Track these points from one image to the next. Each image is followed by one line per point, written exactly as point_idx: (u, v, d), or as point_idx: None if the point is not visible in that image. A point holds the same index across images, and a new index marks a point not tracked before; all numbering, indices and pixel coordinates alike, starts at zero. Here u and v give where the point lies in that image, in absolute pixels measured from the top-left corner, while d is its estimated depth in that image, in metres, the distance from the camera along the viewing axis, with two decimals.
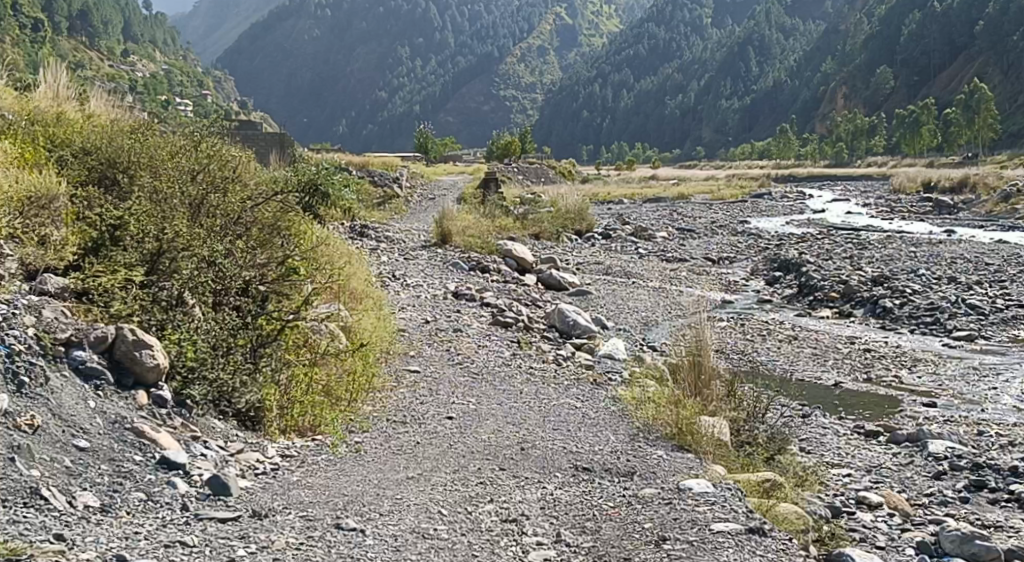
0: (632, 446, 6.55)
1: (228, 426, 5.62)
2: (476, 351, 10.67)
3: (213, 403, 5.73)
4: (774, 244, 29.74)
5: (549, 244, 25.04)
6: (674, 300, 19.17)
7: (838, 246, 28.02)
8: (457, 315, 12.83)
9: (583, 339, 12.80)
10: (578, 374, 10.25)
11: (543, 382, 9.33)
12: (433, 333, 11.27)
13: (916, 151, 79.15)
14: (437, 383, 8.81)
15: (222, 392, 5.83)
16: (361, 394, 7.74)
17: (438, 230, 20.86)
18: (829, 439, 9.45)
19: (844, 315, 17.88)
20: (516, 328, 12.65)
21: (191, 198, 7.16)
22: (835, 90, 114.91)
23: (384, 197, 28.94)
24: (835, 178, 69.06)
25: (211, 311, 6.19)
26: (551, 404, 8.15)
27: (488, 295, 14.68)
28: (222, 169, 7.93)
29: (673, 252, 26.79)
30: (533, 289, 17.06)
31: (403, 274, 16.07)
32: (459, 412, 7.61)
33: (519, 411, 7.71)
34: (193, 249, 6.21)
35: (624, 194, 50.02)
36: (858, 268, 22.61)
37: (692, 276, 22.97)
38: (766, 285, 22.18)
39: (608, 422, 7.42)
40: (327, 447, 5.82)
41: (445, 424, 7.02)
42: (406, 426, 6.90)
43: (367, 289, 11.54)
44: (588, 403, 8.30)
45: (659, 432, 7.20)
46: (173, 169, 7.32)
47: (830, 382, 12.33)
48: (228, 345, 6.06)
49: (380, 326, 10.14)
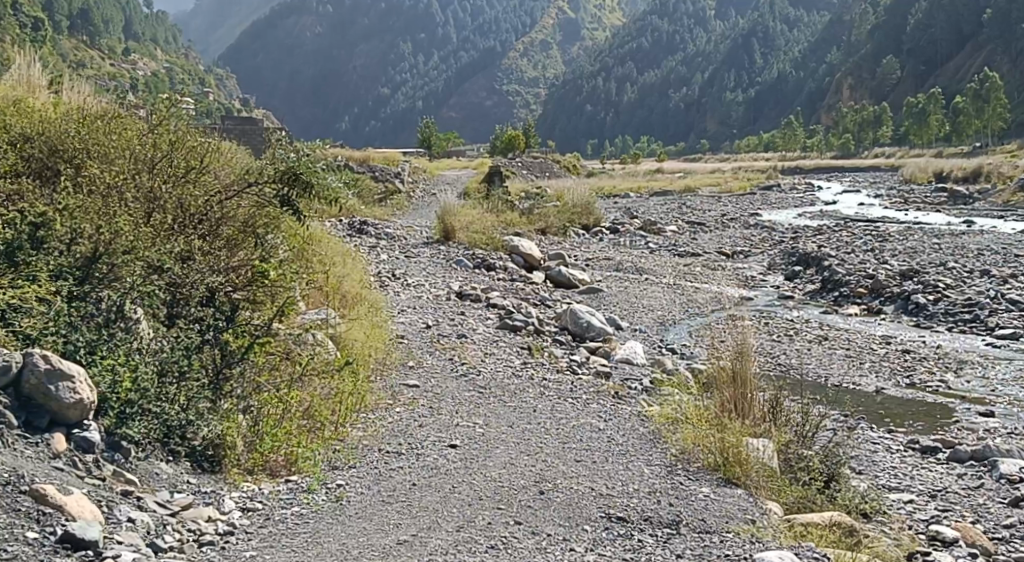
0: (673, 483, 5.46)
1: (176, 470, 4.62)
2: (483, 360, 9.57)
3: (160, 442, 4.74)
4: (788, 237, 28.55)
5: (556, 239, 23.95)
6: (691, 297, 18.11)
7: (858, 239, 26.93)
8: (461, 318, 11.76)
9: (598, 342, 11.73)
10: (598, 384, 9.17)
11: (559, 398, 8.23)
12: (434, 339, 10.20)
13: (925, 141, 77.80)
14: (438, 401, 7.74)
15: (169, 426, 4.84)
16: (349, 415, 6.73)
17: (441, 226, 19.82)
18: (881, 457, 8.34)
19: (873, 311, 16.80)
20: (525, 331, 11.57)
21: (143, 189, 6.13)
22: (841, 82, 113.55)
23: (386, 193, 27.88)
24: (842, 169, 67.87)
25: (161, 330, 5.13)
26: (569, 426, 7.05)
27: (494, 294, 13.60)
28: (188, 156, 6.82)
29: (685, 247, 25.72)
30: (542, 288, 16.00)
31: (404, 272, 15.02)
32: (464, 438, 6.52)
33: (531, 436, 6.62)
34: (138, 251, 5.13)
35: (630, 187, 48.91)
36: (883, 261, 21.49)
37: (707, 272, 21.86)
38: (785, 281, 21.07)
39: (638, 449, 6.32)
40: (301, 495, 4.76)
41: (447, 456, 5.95)
42: (403, 459, 5.82)
43: (362, 292, 10.47)
44: (612, 424, 7.18)
45: (701, 462, 6.09)
46: (125, 161, 6.29)
47: (871, 387, 11.21)
48: (181, 370, 5.05)
49: (374, 333, 9.08)
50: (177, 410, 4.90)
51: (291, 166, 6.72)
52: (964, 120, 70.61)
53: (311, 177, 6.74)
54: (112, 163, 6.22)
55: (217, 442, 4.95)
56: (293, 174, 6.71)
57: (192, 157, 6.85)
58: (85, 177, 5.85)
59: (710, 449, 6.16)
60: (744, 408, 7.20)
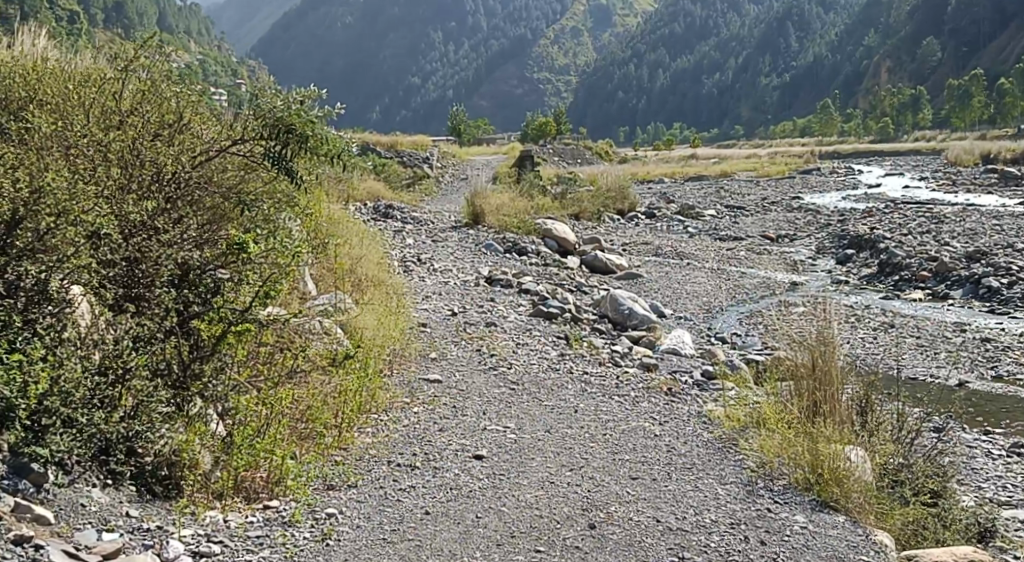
0: (754, 509, 4.38)
1: (114, 498, 3.75)
2: (515, 351, 8.43)
3: (87, 463, 3.81)
4: (836, 220, 27.07)
5: (590, 224, 22.78)
6: (737, 283, 16.83)
7: (911, 221, 25.40)
8: (490, 305, 10.61)
9: (641, 331, 10.54)
10: (647, 380, 8.02)
11: (605, 396, 7.09)
12: (460, 328, 9.07)
13: (967, 124, 75.31)
14: (463, 399, 6.66)
15: (103, 439, 3.91)
16: (355, 417, 5.73)
17: (470, 210, 18.73)
18: (983, 462, 7.06)
19: (939, 296, 15.44)
20: (562, 319, 10.40)
21: (94, 139, 5.03)
22: (879, 65, 110.87)
23: (414, 177, 26.78)
24: (883, 152, 65.86)
25: (104, 317, 4.13)
26: (619, 431, 5.91)
27: (526, 279, 12.44)
28: (163, 108, 5.71)
29: (726, 231, 24.42)
30: (578, 273, 14.83)
31: (430, 257, 13.91)
32: (492, 446, 5.41)
33: (574, 444, 5.48)
34: (76, 212, 4.03)
35: (665, 173, 47.47)
36: (944, 243, 20.03)
37: (753, 256, 20.52)
38: (837, 265, 19.66)
39: (705, 461, 5.16)
40: (272, 541, 3.78)
41: (472, 470, 4.87)
42: (416, 475, 4.75)
43: (380, 275, 9.35)
44: (670, 429, 6.04)
45: (787, 477, 4.92)
46: (76, 115, 5.22)
47: (953, 381, 9.91)
48: (125, 367, 4.02)
49: (390, 319, 7.96)
50: (117, 421, 3.98)
51: (282, 118, 5.57)
52: (1009, 101, 68.23)
53: (308, 130, 5.57)
54: (64, 116, 5.14)
55: (173, 459, 4.08)
56: (285, 126, 5.58)
57: (166, 107, 5.74)
58: (21, 128, 4.77)
59: (787, 456, 5.07)
60: (823, 406, 5.93)
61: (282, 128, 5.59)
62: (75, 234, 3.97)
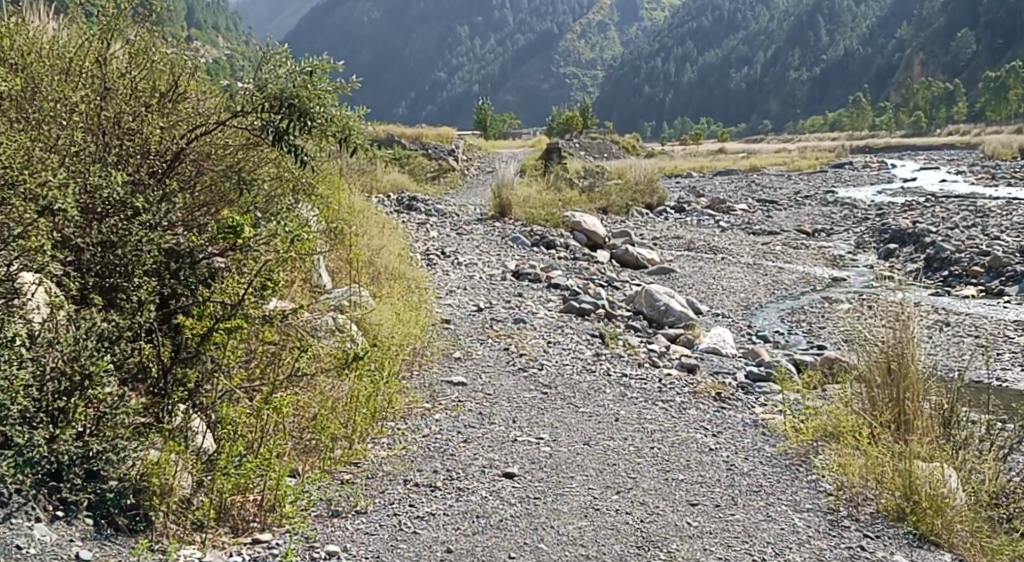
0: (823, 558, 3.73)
1: (62, 535, 3.19)
2: (547, 350, 7.72)
3: (27, 491, 3.24)
4: (874, 214, 26.08)
5: (619, 218, 21.96)
6: (776, 278, 16.00)
7: (955, 214, 24.34)
8: (517, 300, 9.91)
9: (679, 329, 9.78)
10: (693, 383, 7.27)
11: (647, 401, 6.39)
12: (487, 324, 8.39)
13: (1003, 118, 73.37)
14: (491, 405, 5.98)
15: (49, 460, 3.33)
16: (369, 427, 5.10)
17: (496, 202, 18.02)
18: None
19: (993, 293, 14.53)
20: (595, 316, 9.67)
21: (63, 104, 4.41)
22: (911, 59, 108.70)
23: (439, 170, 26.08)
24: (916, 147, 64.31)
25: (62, 311, 3.53)
26: (667, 444, 5.19)
27: (555, 273, 11.73)
28: (153, 76, 5.10)
29: (760, 225, 23.52)
30: (610, 268, 14.09)
31: (455, 250, 13.22)
32: (526, 462, 4.73)
33: (616, 460, 4.80)
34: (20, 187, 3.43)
35: (693, 168, 46.34)
36: (993, 237, 19.02)
37: (790, 251, 19.65)
38: (880, 260, 18.75)
39: (773, 483, 4.46)
40: None
41: (504, 492, 4.22)
42: (437, 498, 4.14)
43: (401, 267, 8.68)
44: (726, 440, 5.35)
45: (871, 503, 4.20)
46: (48, 78, 4.61)
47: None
48: (81, 372, 3.42)
49: (410, 314, 7.28)
50: (74, 438, 3.41)
51: (284, 90, 4.87)
52: None
53: (314, 105, 4.86)
54: (34, 81, 4.54)
55: (140, 485, 3.49)
56: (289, 98, 4.87)
57: (158, 72, 5.15)
58: None
59: (861, 476, 4.38)
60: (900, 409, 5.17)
61: (285, 101, 4.88)
62: (26, 212, 3.40)
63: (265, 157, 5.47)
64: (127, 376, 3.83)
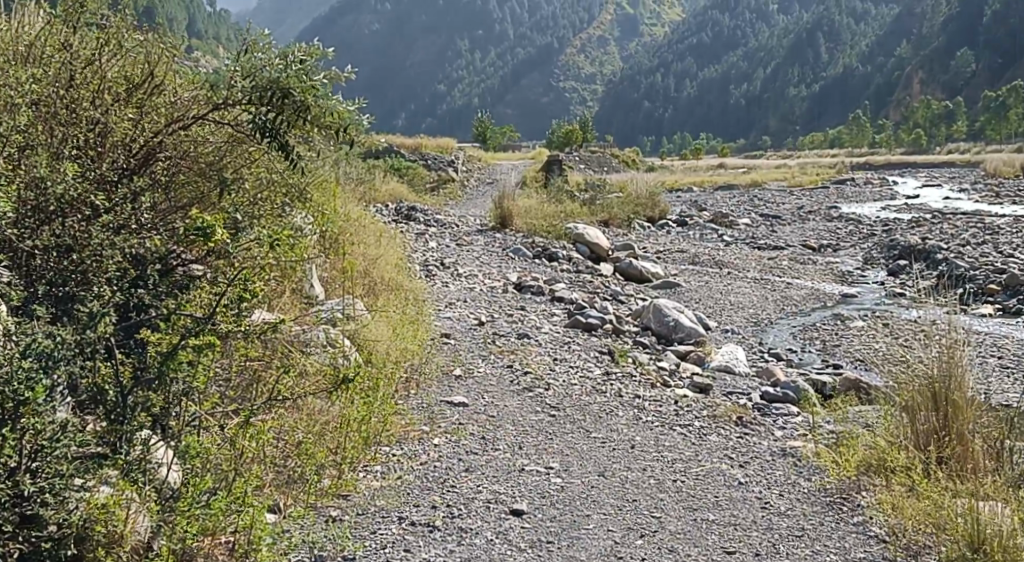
0: None
1: None
2: (554, 369, 7.20)
3: None
4: (881, 230, 25.58)
5: (621, 231, 21.45)
6: (785, 294, 15.49)
7: (964, 231, 23.80)
8: (520, 314, 9.40)
9: (689, 346, 9.26)
10: (711, 406, 6.73)
11: (665, 427, 5.87)
12: (489, 340, 7.89)
13: (1003, 137, 72.82)
14: (495, 429, 5.47)
15: None
16: (360, 453, 4.59)
17: (497, 213, 17.53)
18: None
19: (1009, 312, 14.01)
20: (602, 332, 9.14)
21: (16, 91, 3.92)
22: (911, 77, 108.49)
23: (438, 181, 25.58)
24: (917, 164, 63.87)
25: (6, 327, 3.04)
26: (691, 476, 4.69)
27: (559, 286, 11.23)
28: (126, 68, 4.63)
29: (765, 240, 23.01)
30: (614, 281, 13.58)
31: (455, 261, 12.70)
32: (536, 496, 4.27)
33: (637, 495, 4.32)
34: None
35: (693, 182, 45.81)
36: (1006, 255, 18.50)
37: (797, 267, 19.15)
38: (889, 276, 18.25)
39: (815, 529, 3.97)
40: None
41: (513, 539, 3.82)
42: (435, 544, 3.74)
43: (398, 278, 8.19)
44: (755, 472, 4.85)
45: (934, 554, 3.71)
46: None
47: None
48: (19, 400, 2.89)
49: (407, 329, 6.78)
50: (7, 478, 2.88)
51: (275, 80, 4.35)
52: None
53: (307, 98, 4.34)
54: None
55: (82, 533, 3.05)
56: (279, 91, 4.35)
57: (133, 63, 4.66)
58: None
59: (919, 522, 3.91)
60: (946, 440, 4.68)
61: (276, 92, 4.36)
62: None
63: (250, 157, 4.98)
64: (78, 401, 3.32)
